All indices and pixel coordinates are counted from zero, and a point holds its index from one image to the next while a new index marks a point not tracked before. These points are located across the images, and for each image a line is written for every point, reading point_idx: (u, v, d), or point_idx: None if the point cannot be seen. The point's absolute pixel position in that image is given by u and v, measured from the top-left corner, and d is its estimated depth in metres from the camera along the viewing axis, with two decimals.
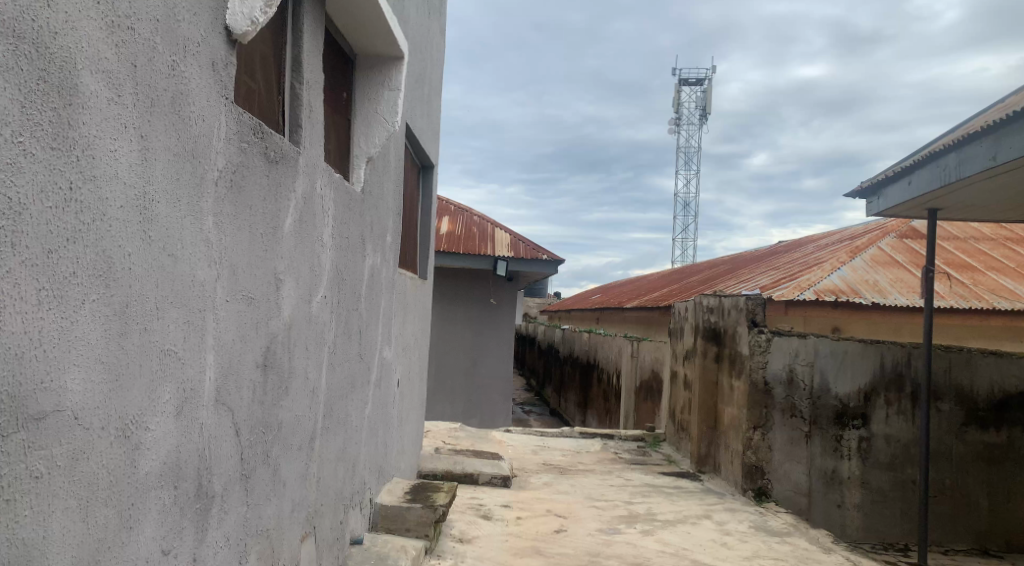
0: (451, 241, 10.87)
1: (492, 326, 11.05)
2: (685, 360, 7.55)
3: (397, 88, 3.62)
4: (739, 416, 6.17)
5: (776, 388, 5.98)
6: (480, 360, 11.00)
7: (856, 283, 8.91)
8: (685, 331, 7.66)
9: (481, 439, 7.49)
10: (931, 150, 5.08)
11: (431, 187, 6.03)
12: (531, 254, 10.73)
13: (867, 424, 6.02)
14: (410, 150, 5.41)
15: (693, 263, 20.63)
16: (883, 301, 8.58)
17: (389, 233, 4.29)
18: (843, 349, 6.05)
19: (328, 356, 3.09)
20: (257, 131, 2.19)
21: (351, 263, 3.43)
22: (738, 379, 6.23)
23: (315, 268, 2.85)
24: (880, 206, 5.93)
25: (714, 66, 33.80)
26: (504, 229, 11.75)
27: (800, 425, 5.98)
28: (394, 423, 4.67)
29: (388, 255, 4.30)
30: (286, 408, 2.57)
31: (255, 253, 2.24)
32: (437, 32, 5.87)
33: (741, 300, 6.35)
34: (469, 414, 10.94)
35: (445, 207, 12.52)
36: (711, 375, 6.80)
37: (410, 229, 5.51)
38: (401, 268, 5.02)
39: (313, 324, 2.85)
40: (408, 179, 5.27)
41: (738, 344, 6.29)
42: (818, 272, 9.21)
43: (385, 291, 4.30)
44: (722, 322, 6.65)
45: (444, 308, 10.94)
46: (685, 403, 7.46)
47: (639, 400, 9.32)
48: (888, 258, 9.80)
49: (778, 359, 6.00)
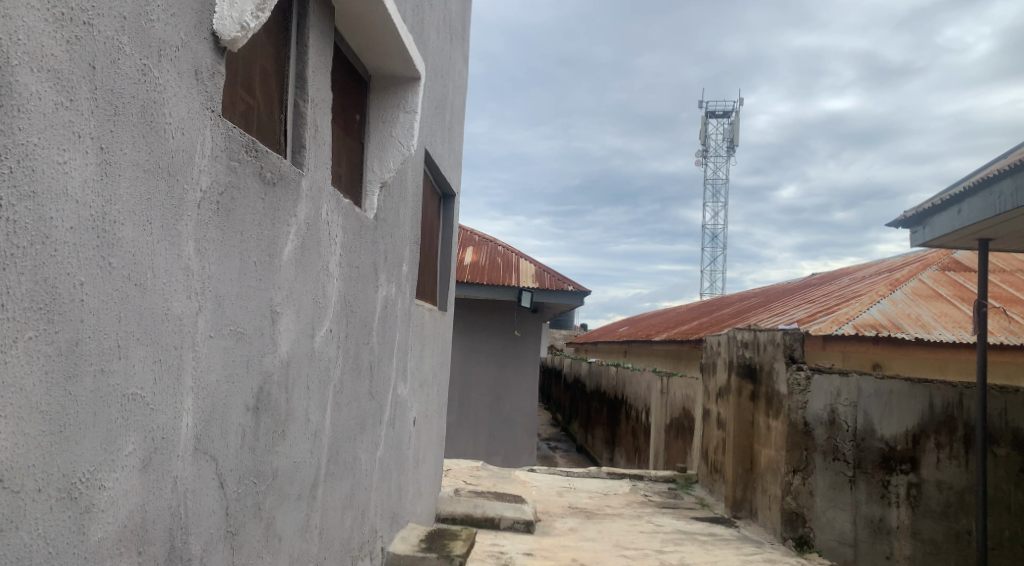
0: (475, 272, 10.66)
1: (516, 360, 10.79)
2: (718, 398, 7.23)
3: (414, 110, 3.43)
4: (778, 459, 5.86)
5: (817, 430, 5.67)
6: (505, 394, 10.73)
7: (897, 318, 8.53)
8: (718, 367, 7.34)
9: (504, 479, 7.19)
10: (985, 177, 4.79)
11: (452, 216, 5.84)
12: (557, 285, 10.50)
13: (916, 469, 5.65)
14: (431, 177, 5.23)
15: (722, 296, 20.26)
16: (927, 336, 8.18)
17: (405, 263, 4.08)
18: (889, 388, 5.71)
19: (333, 396, 2.87)
20: (250, 148, 1.98)
21: (361, 295, 3.22)
22: (776, 418, 5.91)
23: (319, 300, 2.64)
24: (926, 237, 5.62)
25: (741, 99, 33.63)
26: (529, 260, 11.53)
27: (844, 469, 5.68)
28: (409, 464, 4.42)
29: (404, 287, 4.09)
30: (283, 454, 2.35)
31: (245, 284, 2.02)
32: (459, 57, 5.71)
33: (777, 334, 6.04)
34: (493, 451, 10.69)
35: (469, 238, 12.35)
36: (746, 414, 6.46)
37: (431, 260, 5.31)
38: (420, 300, 4.80)
39: (316, 362, 2.63)
40: (429, 208, 5.08)
41: (775, 381, 5.97)
42: (857, 305, 8.86)
43: (401, 324, 4.08)
44: (759, 358, 6.33)
45: (466, 342, 10.68)
46: (718, 443, 7.13)
47: (669, 439, 8.97)
48: (930, 291, 9.41)
49: (818, 399, 5.69)
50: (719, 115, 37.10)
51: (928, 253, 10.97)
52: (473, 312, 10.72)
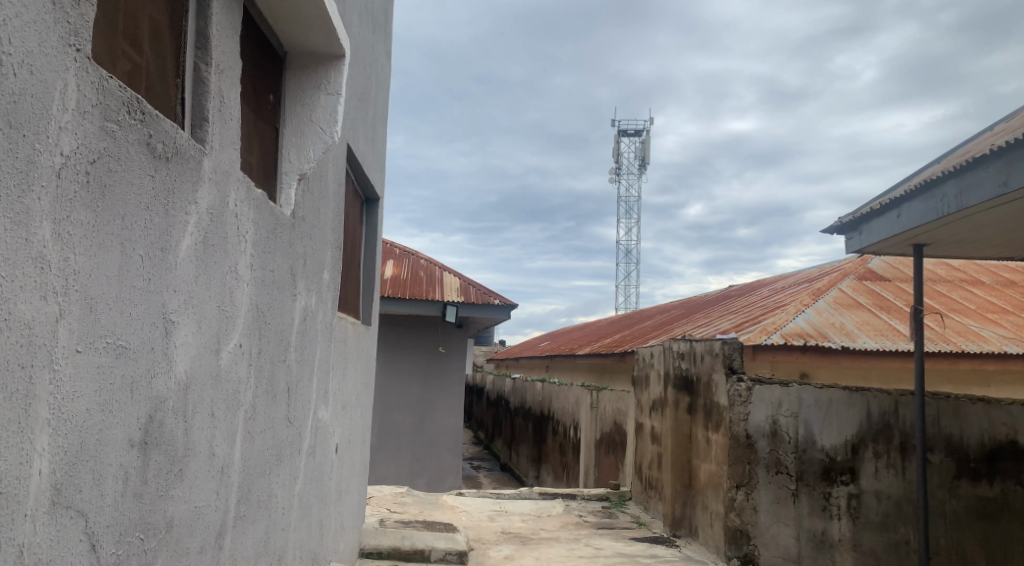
0: (396, 286, 10.20)
1: (440, 377, 10.35)
2: (653, 412, 6.99)
3: (337, 93, 3.02)
4: (719, 474, 5.64)
5: (760, 442, 5.47)
6: (428, 414, 10.26)
7: (822, 327, 8.50)
8: (651, 381, 7.10)
9: (432, 506, 6.75)
10: (924, 180, 4.68)
11: (376, 222, 5.42)
12: (482, 299, 10.15)
13: (856, 479, 5.49)
14: (353, 178, 4.80)
15: (641, 310, 20.32)
16: (852, 345, 8.16)
17: (326, 270, 3.64)
18: (828, 398, 5.54)
19: (244, 424, 2.41)
20: (135, 108, 1.54)
21: (277, 304, 2.78)
22: (716, 432, 5.70)
23: (225, 308, 2.18)
24: (861, 243, 5.52)
25: (652, 119, 34.28)
26: (452, 273, 11.14)
27: (786, 482, 5.47)
28: (331, 495, 3.96)
29: (325, 297, 3.65)
30: (181, 499, 1.89)
31: (128, 284, 1.57)
32: (382, 52, 5.31)
33: (715, 344, 5.84)
34: (416, 474, 10.17)
35: (389, 251, 11.87)
36: (684, 428, 6.23)
37: (353, 268, 4.86)
38: (342, 312, 4.34)
39: (222, 384, 2.17)
40: (351, 212, 4.65)
41: (715, 394, 5.75)
42: (783, 315, 8.81)
43: (322, 340, 3.63)
44: (695, 369, 6.10)
45: (388, 360, 10.18)
46: (653, 458, 6.89)
47: (600, 455, 8.69)
48: (851, 300, 9.47)
49: (759, 411, 5.49)
50: (631, 133, 37.72)
51: (844, 263, 11.12)
52: (395, 328, 10.24)
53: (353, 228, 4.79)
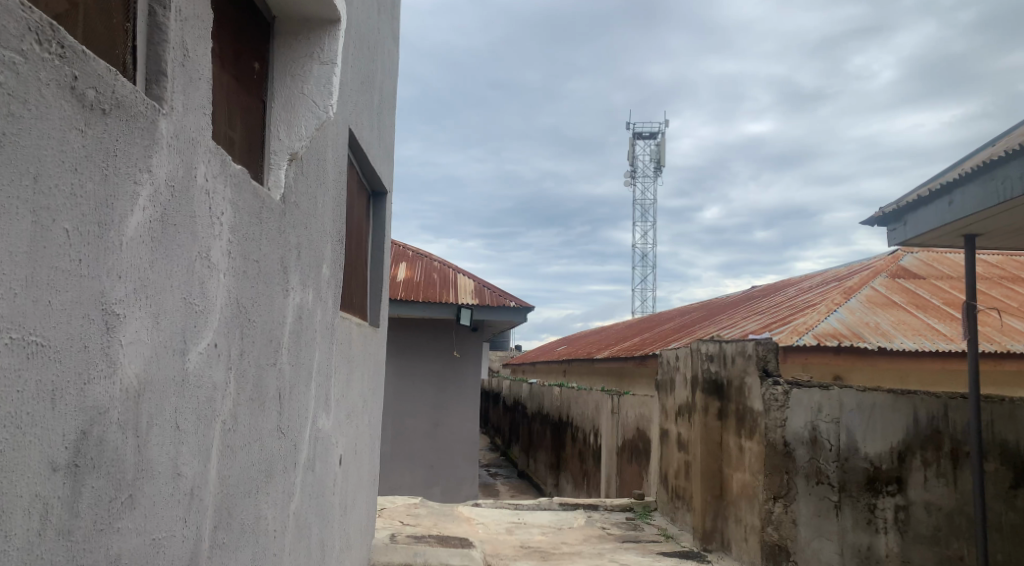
0: (409, 288, 9.88)
1: (455, 383, 10.01)
2: (679, 417, 6.61)
3: (332, 61, 2.69)
4: (754, 484, 5.24)
5: (798, 449, 5.08)
6: (443, 421, 9.93)
7: (856, 327, 8.08)
8: (677, 385, 6.72)
9: (446, 518, 6.42)
10: (983, 162, 4.29)
11: (383, 217, 5.11)
12: (497, 301, 9.82)
13: (903, 490, 5.10)
14: (357, 168, 4.48)
15: (660, 313, 19.92)
16: (890, 346, 7.71)
17: (326, 264, 3.32)
18: (871, 401, 5.16)
19: (221, 437, 2.07)
20: (49, 37, 1.22)
21: (263, 299, 2.44)
22: (750, 439, 5.31)
23: (193, 301, 1.85)
24: (906, 234, 5.13)
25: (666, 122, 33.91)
26: (467, 274, 10.82)
27: (828, 493, 5.09)
28: (335, 511, 3.64)
29: (324, 295, 3.31)
30: (132, 532, 1.54)
31: (43, 263, 1.23)
32: (389, 35, 4.98)
33: (747, 345, 5.46)
34: (431, 483, 9.83)
35: (402, 253, 11.56)
36: (714, 435, 5.84)
37: (358, 265, 4.53)
38: (345, 311, 4.00)
39: (189, 390, 1.83)
40: (355, 205, 4.33)
41: (749, 398, 5.36)
42: (814, 315, 8.37)
43: (321, 342, 3.30)
44: (726, 372, 5.72)
45: (400, 365, 9.86)
46: (680, 466, 6.52)
47: (623, 463, 8.31)
48: (885, 300, 9.03)
49: (797, 416, 5.10)
50: (646, 136, 37.26)
51: (875, 261, 10.66)
52: (408, 332, 9.90)
53: (358, 220, 4.46)
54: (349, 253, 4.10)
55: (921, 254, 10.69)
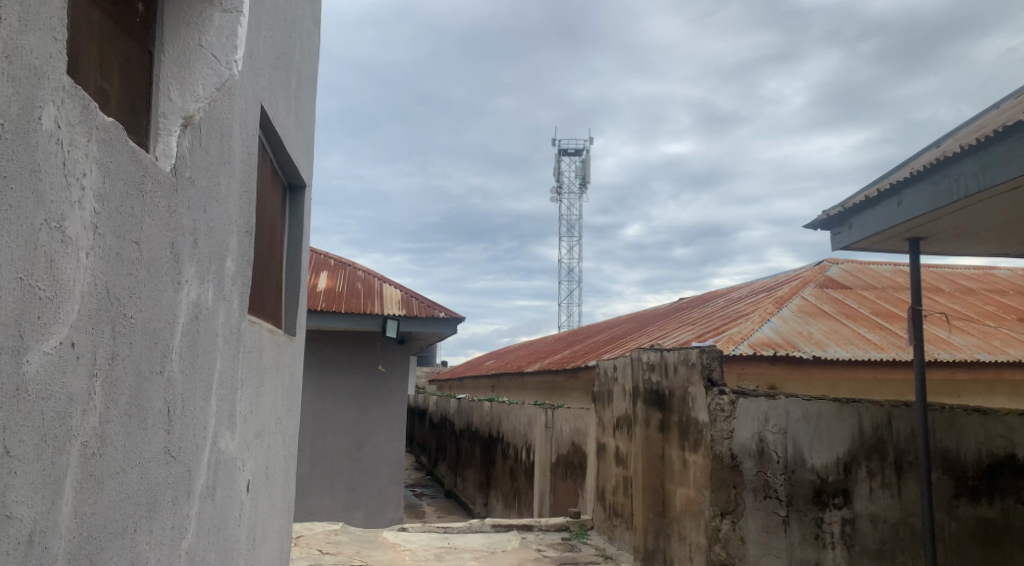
0: (331, 299, 9.37)
1: (381, 400, 9.53)
2: (617, 431, 6.33)
3: (237, 10, 2.27)
4: (699, 500, 4.97)
5: (747, 463, 4.78)
6: (367, 440, 9.42)
7: (790, 336, 7.83)
8: (615, 397, 6.44)
9: (370, 544, 5.96)
10: (934, 160, 4.14)
11: (300, 213, 4.66)
12: (425, 312, 9.38)
13: (849, 502, 4.90)
14: (271, 157, 4.04)
15: (588, 327, 19.80)
16: (824, 355, 7.49)
17: (230, 258, 2.89)
18: (817, 411, 4.93)
19: (80, 464, 1.63)
20: None
21: (147, 291, 2.00)
22: (695, 452, 5.04)
23: (35, 285, 1.42)
24: (852, 237, 4.97)
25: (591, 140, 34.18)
26: (393, 284, 10.37)
27: (776, 508, 4.79)
28: (239, 544, 3.19)
29: (227, 293, 2.87)
30: None
31: None
32: (310, 16, 4.57)
33: (691, 353, 5.21)
34: (353, 506, 9.31)
35: (324, 262, 11.03)
36: (655, 448, 5.56)
37: (270, 265, 4.07)
38: (254, 315, 3.53)
39: (30, 404, 1.42)
40: (268, 197, 3.88)
41: (693, 409, 5.09)
42: (748, 324, 8.16)
43: (222, 349, 2.85)
44: (668, 383, 5.46)
45: (321, 382, 9.28)
46: (618, 482, 6.23)
47: (557, 480, 7.99)
48: (815, 309, 8.79)
49: (745, 427, 4.81)
50: (572, 154, 37.42)
51: (804, 271, 10.54)
52: (330, 345, 9.36)
53: (271, 212, 4.00)
54: (260, 250, 3.66)
55: (847, 265, 10.70)
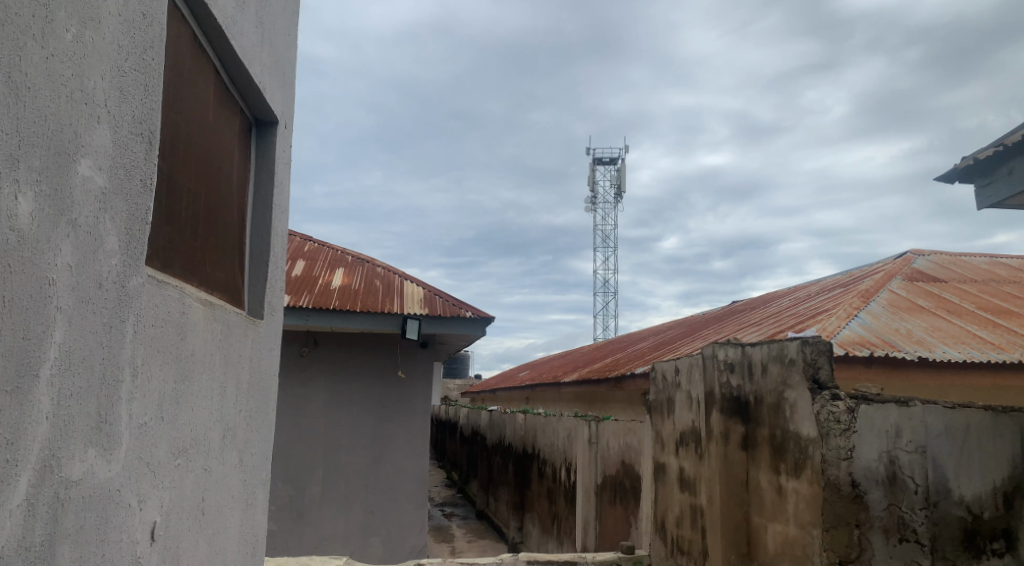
0: (345, 296, 8.29)
1: (401, 409, 8.36)
2: (681, 448, 5.09)
3: None
4: (804, 543, 3.71)
5: (873, 493, 3.51)
6: (385, 456, 8.25)
7: (885, 335, 6.45)
8: (677, 407, 5.22)
9: None
10: None
11: (269, 158, 3.55)
12: (450, 311, 8.21)
13: (1013, 547, 3.63)
14: (214, 64, 2.94)
15: (628, 335, 18.42)
16: (930, 355, 6.14)
17: (90, 159, 1.79)
18: (964, 423, 3.62)
19: None
20: None
21: None
22: (796, 478, 3.79)
23: None
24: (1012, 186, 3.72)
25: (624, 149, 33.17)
26: (415, 281, 9.26)
27: (916, 557, 3.52)
28: None
29: (80, 215, 1.76)
30: None
31: None
32: None
33: (787, 348, 3.97)
34: (370, 532, 8.12)
35: (341, 258, 9.99)
36: (738, 472, 4.30)
37: (210, 216, 2.95)
38: (155, 267, 2.36)
39: None
40: (200, 116, 2.77)
41: (794, 420, 3.85)
42: (831, 320, 6.82)
43: (67, 314, 1.72)
44: (754, 387, 4.22)
45: (335, 389, 8.18)
46: (684, 512, 4.98)
47: (604, 505, 6.76)
48: (909, 303, 7.43)
49: (868, 445, 3.53)
50: (607, 163, 36.02)
51: (885, 263, 9.13)
52: (343, 348, 8.25)
53: (207, 134, 2.88)
54: (175, 179, 2.54)
55: (934, 257, 9.29)
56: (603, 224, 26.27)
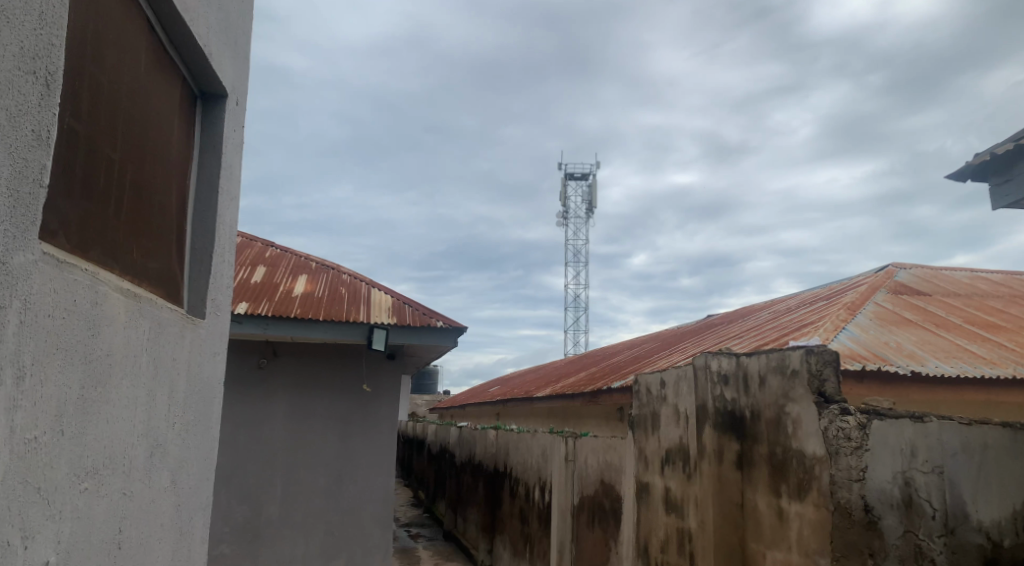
0: (308, 304, 7.85)
1: (367, 424, 7.89)
2: (667, 468, 4.73)
3: None
4: None
5: (888, 519, 3.18)
6: (350, 473, 7.78)
7: (875, 347, 6.17)
8: (662, 422, 4.86)
9: None
10: None
11: (217, 137, 3.15)
12: (420, 321, 7.79)
13: None
14: (145, 19, 2.54)
15: (600, 350, 18.07)
16: (923, 370, 5.86)
17: None
18: (981, 442, 3.21)
19: None
20: None
21: None
22: (800, 501, 3.44)
23: None
24: None
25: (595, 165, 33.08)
26: (382, 289, 8.83)
27: None
28: None
29: None
30: None
31: None
32: None
33: (787, 358, 3.63)
34: (332, 554, 7.63)
35: (305, 264, 9.52)
36: (732, 494, 3.94)
37: (139, 199, 2.55)
38: (43, 241, 2.03)
39: None
40: (118, 76, 2.36)
41: (798, 438, 3.51)
42: (819, 332, 6.53)
43: None
44: (750, 401, 3.88)
45: (296, 402, 7.71)
46: (670, 536, 4.61)
47: (581, 527, 6.38)
48: (896, 316, 7.17)
49: (882, 465, 3.21)
50: (578, 178, 35.90)
51: (868, 276, 8.89)
52: (306, 359, 7.79)
53: (134, 101, 2.49)
54: (67, 145, 2.13)
55: (917, 270, 9.08)
56: (573, 239, 25.85)
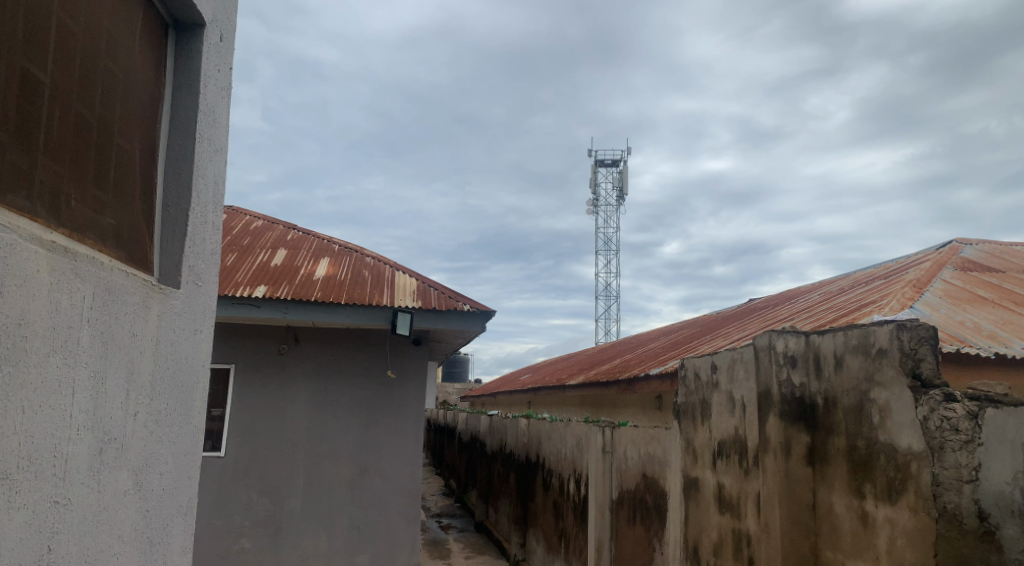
0: (329, 287, 7.40)
1: (390, 411, 7.40)
2: (720, 462, 4.18)
3: None
4: None
5: (1007, 529, 2.58)
6: (374, 464, 7.30)
7: (949, 327, 5.54)
8: (714, 412, 4.31)
9: None
10: None
11: (194, 70, 2.83)
12: (446, 304, 7.29)
13: None
14: None
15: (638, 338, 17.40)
16: (1008, 351, 5.22)
17: None
18: None
19: None
20: None
21: None
22: (891, 505, 2.89)
23: None
24: None
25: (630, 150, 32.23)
26: (407, 271, 8.35)
27: None
28: None
29: None
30: None
31: None
32: None
33: (870, 333, 3.07)
34: (358, 549, 7.16)
35: (327, 247, 9.07)
36: (804, 496, 3.35)
37: (81, 136, 2.36)
38: None
39: None
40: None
41: (888, 429, 2.94)
42: (884, 310, 5.91)
43: None
44: (825, 386, 3.30)
45: (316, 390, 7.27)
46: (725, 538, 4.07)
47: (621, 524, 5.85)
48: (968, 293, 6.51)
49: (999, 463, 2.63)
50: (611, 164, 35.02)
51: (930, 252, 8.20)
52: (326, 345, 7.34)
53: (63, 42, 2.29)
54: None
55: (984, 246, 8.36)
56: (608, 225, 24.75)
